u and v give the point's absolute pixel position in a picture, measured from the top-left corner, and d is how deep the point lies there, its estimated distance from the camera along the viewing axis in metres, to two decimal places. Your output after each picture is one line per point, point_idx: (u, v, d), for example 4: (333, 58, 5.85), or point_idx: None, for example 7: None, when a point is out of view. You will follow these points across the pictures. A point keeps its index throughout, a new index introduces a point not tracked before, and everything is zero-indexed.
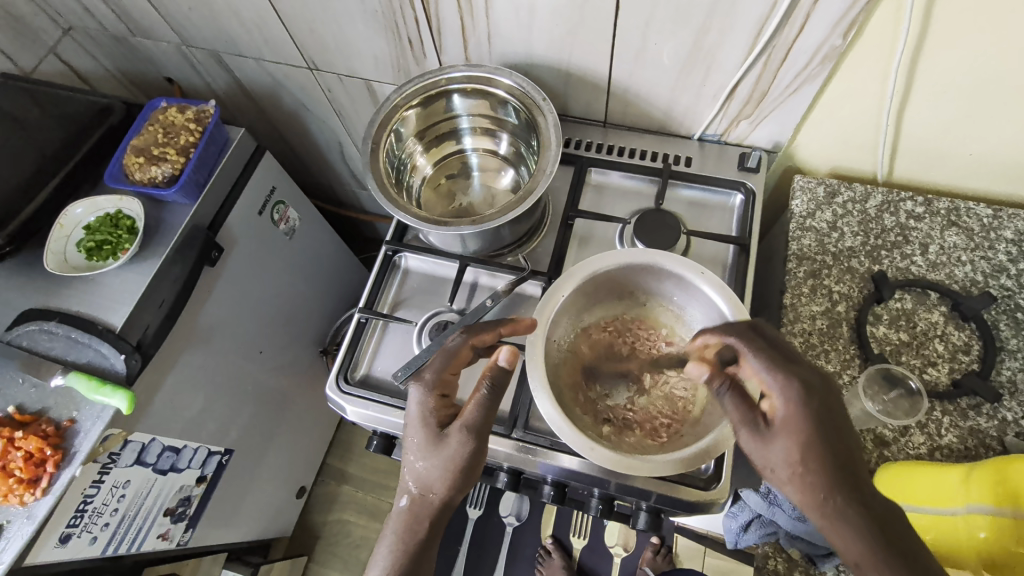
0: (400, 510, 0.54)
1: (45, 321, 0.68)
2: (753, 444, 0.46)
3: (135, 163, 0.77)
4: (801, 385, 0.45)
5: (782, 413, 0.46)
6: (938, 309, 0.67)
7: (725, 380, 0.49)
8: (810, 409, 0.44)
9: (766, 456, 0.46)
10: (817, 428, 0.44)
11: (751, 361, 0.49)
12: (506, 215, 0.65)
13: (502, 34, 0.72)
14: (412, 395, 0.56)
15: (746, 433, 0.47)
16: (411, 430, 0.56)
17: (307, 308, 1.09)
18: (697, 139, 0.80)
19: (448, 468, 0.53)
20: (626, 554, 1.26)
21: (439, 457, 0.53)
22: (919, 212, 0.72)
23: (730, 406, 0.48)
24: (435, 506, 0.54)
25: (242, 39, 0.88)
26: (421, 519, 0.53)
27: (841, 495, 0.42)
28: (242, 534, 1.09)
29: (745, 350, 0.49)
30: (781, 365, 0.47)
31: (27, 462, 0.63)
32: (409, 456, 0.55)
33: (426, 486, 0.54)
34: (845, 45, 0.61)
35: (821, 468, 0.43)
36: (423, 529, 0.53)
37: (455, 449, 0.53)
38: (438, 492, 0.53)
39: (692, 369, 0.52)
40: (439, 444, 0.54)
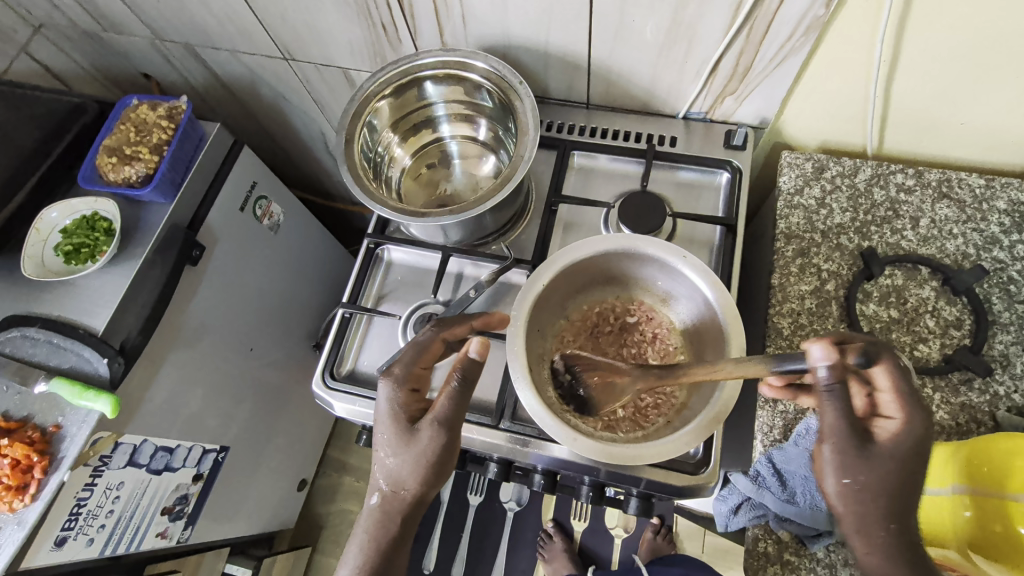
0: (371, 506, 0.55)
1: (27, 327, 0.68)
2: (844, 456, 0.43)
3: (108, 163, 0.76)
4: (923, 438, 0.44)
5: (893, 440, 0.44)
6: (929, 285, 0.66)
7: (846, 387, 0.44)
8: (918, 449, 0.44)
9: (858, 473, 0.43)
10: (911, 464, 0.43)
11: (882, 375, 0.45)
12: (485, 203, 0.63)
13: (476, 16, 0.70)
14: (382, 393, 0.56)
15: (853, 448, 0.43)
16: (381, 428, 0.55)
17: (297, 302, 1.08)
18: (682, 117, 0.78)
19: (418, 464, 0.53)
20: (627, 535, 1.27)
21: (409, 453, 0.53)
22: (910, 185, 0.70)
23: (837, 411, 0.44)
24: (405, 502, 0.54)
25: (214, 30, 0.86)
26: (392, 516, 0.54)
27: (892, 530, 0.42)
28: (245, 529, 1.10)
29: (886, 365, 0.45)
30: (914, 400, 0.44)
31: (14, 469, 0.63)
32: (379, 452, 0.55)
33: (396, 482, 0.54)
34: (828, 16, 0.59)
35: (893, 500, 0.43)
36: (394, 525, 0.54)
37: (425, 445, 0.53)
38: (409, 489, 0.54)
39: (816, 352, 0.43)
40: (410, 439, 0.54)
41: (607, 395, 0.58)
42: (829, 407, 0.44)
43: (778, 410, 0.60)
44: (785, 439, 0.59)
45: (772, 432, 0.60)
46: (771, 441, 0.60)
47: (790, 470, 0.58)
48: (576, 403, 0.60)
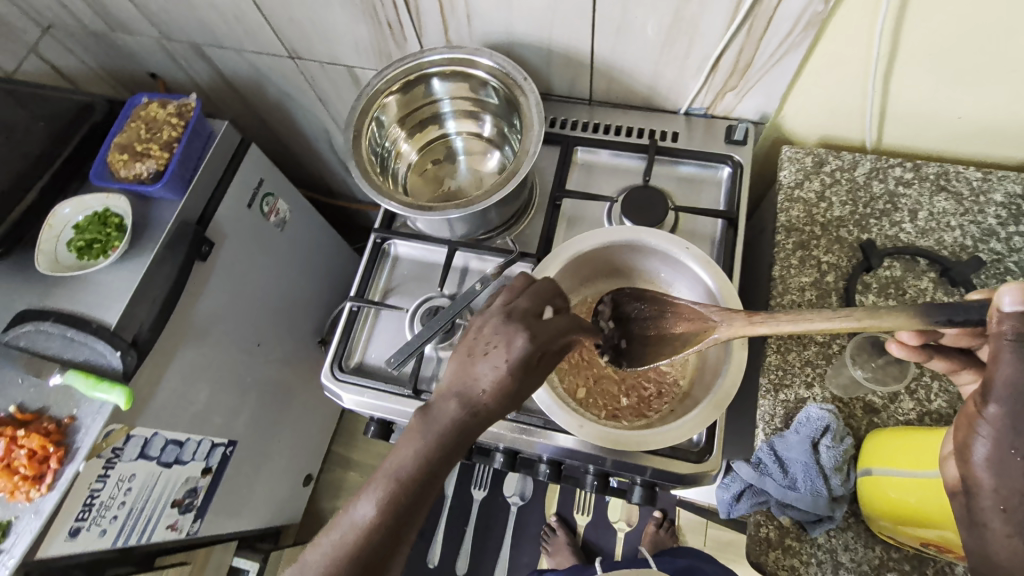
0: (430, 427, 0.45)
1: (40, 321, 0.69)
2: (1015, 419, 0.35)
3: (119, 160, 0.78)
4: None
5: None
6: (927, 276, 0.67)
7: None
8: None
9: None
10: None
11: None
12: (492, 197, 0.65)
13: (481, 14, 0.71)
14: (519, 338, 0.47)
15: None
16: (500, 355, 0.47)
17: (303, 298, 1.10)
18: (683, 113, 0.80)
19: (515, 403, 0.47)
20: (629, 529, 1.28)
21: (516, 393, 0.47)
22: (908, 178, 0.71)
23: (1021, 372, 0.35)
24: (471, 436, 0.46)
25: (221, 30, 0.87)
26: (451, 450, 0.45)
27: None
28: (252, 524, 1.11)
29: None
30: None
31: (31, 460, 0.64)
32: (480, 373, 0.47)
33: (483, 411, 0.46)
34: (827, 11, 0.60)
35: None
36: (449, 461, 0.44)
37: (532, 388, 0.48)
38: (488, 419, 0.46)
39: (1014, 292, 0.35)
40: (523, 379, 0.47)
41: (648, 348, 0.59)
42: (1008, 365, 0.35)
43: (780, 399, 0.62)
44: (786, 427, 0.61)
45: (774, 422, 0.62)
46: (773, 430, 0.62)
47: (792, 455, 0.58)
48: (614, 353, 0.62)
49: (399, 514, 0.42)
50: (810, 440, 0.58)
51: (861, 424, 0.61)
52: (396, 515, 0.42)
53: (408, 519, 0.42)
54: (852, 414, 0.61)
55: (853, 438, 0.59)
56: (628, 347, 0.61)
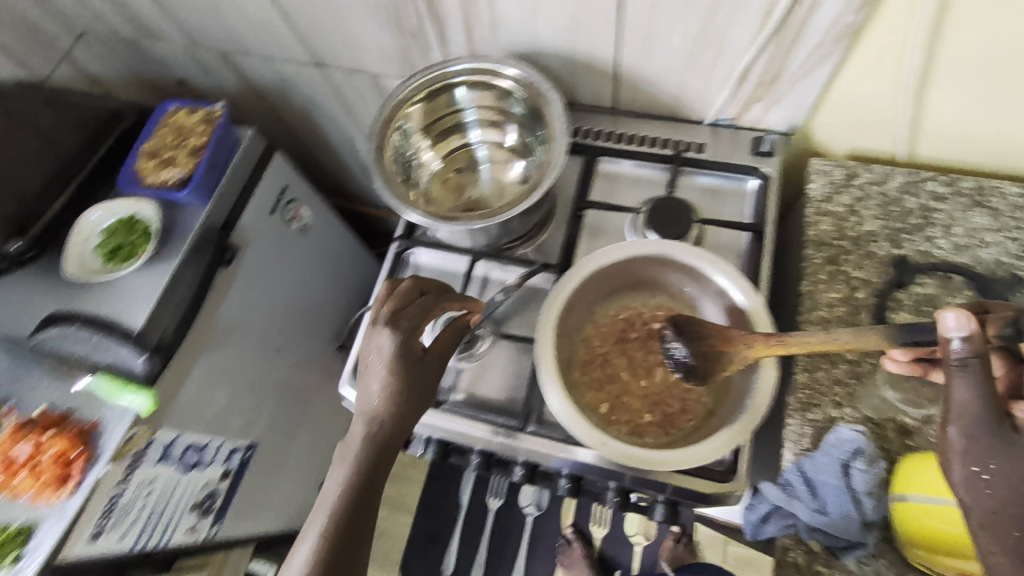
0: (351, 444, 0.55)
1: (66, 325, 0.70)
2: (972, 441, 0.40)
3: (148, 167, 0.80)
4: None
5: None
6: (963, 294, 0.64)
7: (987, 366, 0.39)
8: None
9: (994, 460, 0.40)
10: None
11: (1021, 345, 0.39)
12: (515, 209, 0.64)
13: (505, 23, 0.71)
14: (386, 339, 0.58)
15: (991, 436, 0.40)
16: (379, 370, 0.58)
17: (322, 304, 1.10)
18: (709, 124, 0.78)
19: (410, 395, 0.57)
20: (647, 543, 1.25)
21: (406, 387, 0.57)
22: (942, 193, 0.69)
23: (971, 393, 0.40)
24: (392, 435, 0.56)
25: (247, 38, 0.88)
26: (373, 460, 0.54)
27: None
28: (270, 528, 1.11)
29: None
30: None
31: (57, 462, 0.66)
32: (370, 383, 0.57)
33: (388, 410, 0.56)
34: (859, 23, 0.58)
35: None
36: (374, 466, 0.54)
37: (425, 380, 0.58)
38: (394, 425, 0.56)
39: (951, 321, 0.39)
40: (408, 372, 0.58)
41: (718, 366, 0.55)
42: (961, 387, 0.40)
43: (808, 418, 0.60)
44: (815, 447, 0.59)
45: (802, 441, 0.60)
46: (802, 450, 0.59)
47: (823, 478, 0.57)
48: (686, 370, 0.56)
49: (344, 528, 0.51)
50: (840, 463, 0.56)
51: (894, 447, 0.59)
52: (343, 522, 0.51)
53: (360, 512, 0.52)
54: (885, 436, 0.59)
55: (885, 461, 0.57)
56: (697, 364, 0.56)
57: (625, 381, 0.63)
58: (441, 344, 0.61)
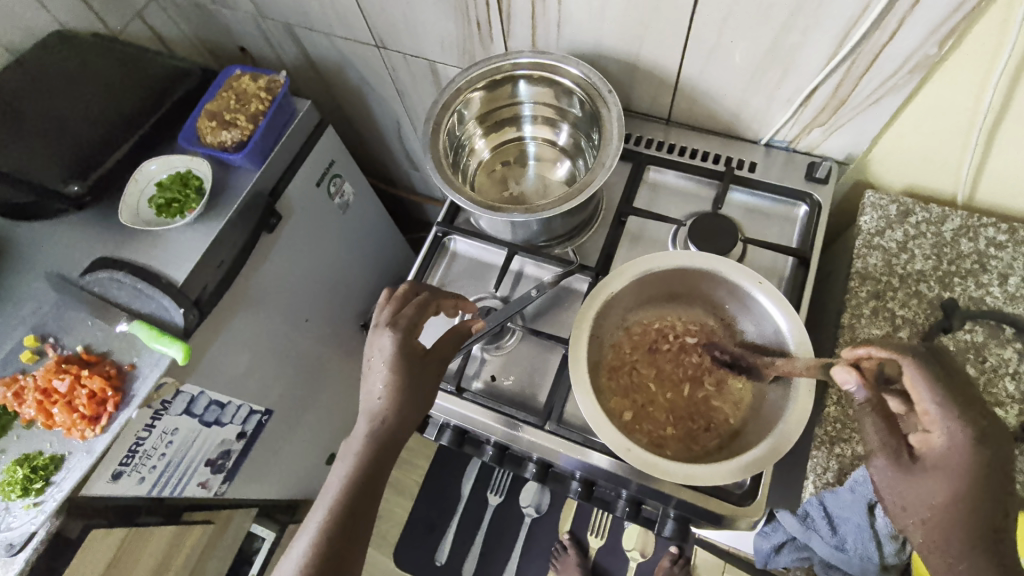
0: (351, 446, 0.54)
1: (115, 271, 0.73)
2: (888, 478, 0.44)
3: (208, 128, 0.81)
4: (977, 435, 0.40)
5: (941, 455, 0.42)
6: (1012, 346, 0.62)
7: (882, 410, 0.44)
8: (965, 464, 0.41)
9: (910, 493, 0.43)
10: (977, 475, 0.40)
11: (919, 388, 0.41)
12: (561, 207, 0.64)
13: (572, 22, 0.71)
14: (387, 338, 0.57)
15: (895, 466, 0.43)
16: (381, 366, 0.56)
17: (352, 282, 1.11)
18: (764, 144, 0.77)
19: (412, 395, 0.56)
20: (643, 560, 1.24)
21: (407, 386, 0.55)
22: (1001, 240, 0.67)
23: (875, 430, 0.44)
24: (393, 436, 0.54)
25: (314, 13, 0.90)
26: (375, 458, 0.53)
27: (965, 542, 0.41)
28: (275, 493, 1.13)
29: (917, 375, 0.41)
30: (959, 405, 0.41)
31: (90, 400, 0.68)
32: (373, 384, 0.56)
33: (388, 409, 0.54)
34: (940, 56, 0.57)
35: (966, 513, 0.41)
36: (377, 463, 0.53)
37: (426, 380, 0.57)
38: (394, 422, 0.54)
39: (841, 376, 0.45)
40: (409, 371, 0.56)
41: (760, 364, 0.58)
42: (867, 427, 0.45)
43: (834, 452, 0.56)
44: (840, 483, 0.55)
45: (825, 476, 0.55)
46: (824, 485, 0.55)
47: (844, 516, 0.57)
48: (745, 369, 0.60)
49: (345, 526, 0.50)
50: (866, 502, 0.55)
51: None
52: (343, 522, 0.50)
53: (358, 516, 0.51)
54: None
55: None
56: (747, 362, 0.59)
57: (652, 391, 0.62)
58: (440, 343, 0.60)
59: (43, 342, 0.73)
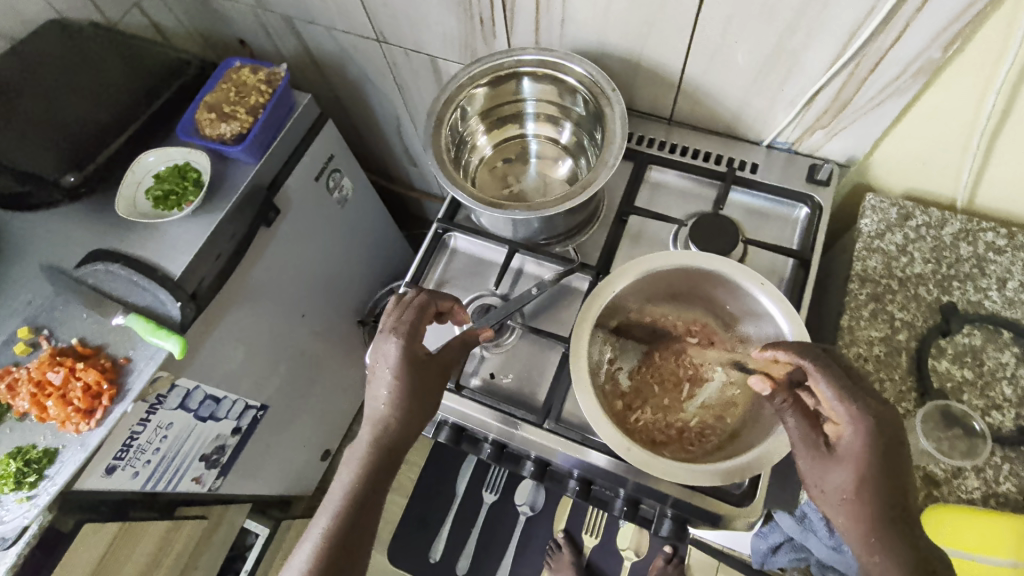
0: (355, 452, 0.54)
1: (110, 262, 0.72)
2: (807, 468, 0.47)
3: (206, 119, 0.80)
4: (876, 421, 0.43)
5: (846, 445, 0.44)
6: (1010, 350, 0.62)
7: (799, 406, 0.49)
8: (867, 451, 0.43)
9: (823, 480, 0.45)
10: (881, 459, 0.43)
11: (820, 382, 0.46)
12: (563, 205, 0.64)
13: (576, 19, 0.71)
14: (391, 345, 0.56)
15: (809, 455, 0.47)
16: (384, 374, 0.56)
17: (349, 277, 1.11)
18: (765, 145, 0.77)
19: (416, 403, 0.55)
20: (637, 559, 1.24)
21: (412, 393, 0.55)
22: (1000, 245, 0.67)
23: (793, 425, 0.48)
24: (396, 444, 0.54)
25: (316, 5, 0.89)
26: (378, 468, 0.53)
27: (878, 523, 0.43)
28: (269, 489, 1.12)
29: (815, 369, 0.46)
30: (855, 395, 0.44)
31: (85, 393, 0.67)
32: (377, 390, 0.56)
33: (392, 416, 0.54)
34: (943, 59, 0.57)
35: (875, 495, 0.43)
36: (380, 473, 0.53)
37: (430, 387, 0.56)
38: (397, 431, 0.54)
39: (755, 383, 0.52)
40: (412, 380, 0.55)
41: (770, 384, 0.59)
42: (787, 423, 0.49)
43: None
44: None
45: None
46: None
47: None
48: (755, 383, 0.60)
49: (347, 535, 0.50)
50: None
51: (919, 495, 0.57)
52: (345, 531, 0.50)
53: (360, 525, 0.51)
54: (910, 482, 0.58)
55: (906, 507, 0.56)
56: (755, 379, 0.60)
57: (653, 393, 0.63)
58: (444, 351, 0.59)
59: (36, 334, 0.72)
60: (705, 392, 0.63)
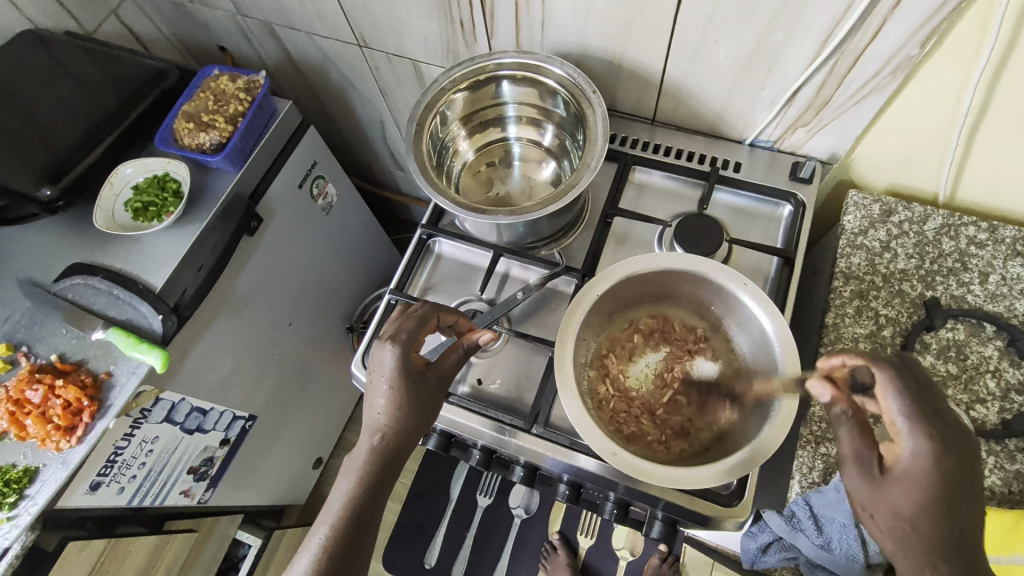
0: (353, 462, 0.53)
1: (90, 276, 0.71)
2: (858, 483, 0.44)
3: (184, 128, 0.79)
4: (945, 447, 0.40)
5: (904, 465, 0.41)
6: (993, 343, 0.63)
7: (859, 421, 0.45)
8: (930, 477, 0.40)
9: (876, 497, 0.43)
10: (941, 487, 0.40)
11: (886, 398, 0.42)
12: (545, 208, 0.64)
13: (556, 21, 0.71)
14: (388, 354, 0.56)
15: (862, 470, 0.44)
16: (382, 384, 0.55)
17: (336, 284, 1.10)
18: (748, 144, 0.77)
19: (414, 412, 0.55)
20: (632, 559, 1.24)
21: (409, 402, 0.54)
22: (981, 239, 0.68)
23: (851, 437, 0.45)
24: (395, 454, 0.53)
25: (295, 12, 0.88)
26: (377, 477, 0.52)
27: (937, 553, 0.39)
28: (260, 499, 1.11)
29: (885, 381, 0.42)
30: (925, 418, 0.41)
31: (65, 410, 0.66)
32: (374, 400, 0.55)
33: (390, 426, 0.53)
34: (920, 56, 0.58)
35: (930, 522, 0.40)
36: (379, 481, 0.52)
37: (428, 397, 0.56)
38: (396, 441, 0.53)
39: (816, 388, 0.48)
40: (410, 388, 0.55)
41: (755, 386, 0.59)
42: (845, 434, 0.46)
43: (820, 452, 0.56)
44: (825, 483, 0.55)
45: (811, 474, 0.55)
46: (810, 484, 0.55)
47: (830, 516, 0.56)
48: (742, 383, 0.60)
49: (345, 545, 0.49)
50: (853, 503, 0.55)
51: None
52: (344, 540, 0.49)
53: (359, 535, 0.50)
54: None
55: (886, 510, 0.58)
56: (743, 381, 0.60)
57: (637, 394, 0.62)
58: (444, 359, 0.58)
59: (15, 350, 0.71)
60: (690, 393, 0.63)
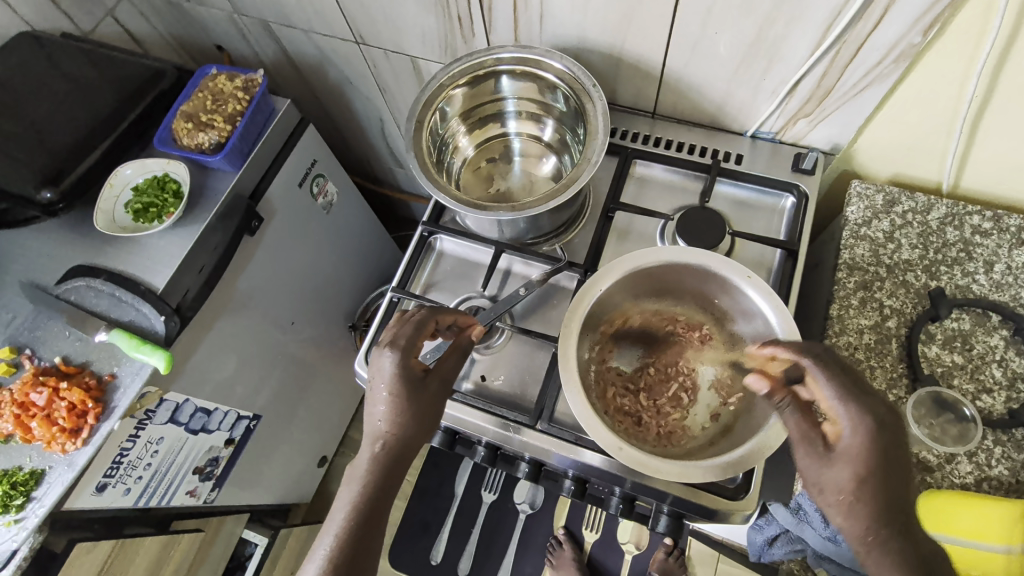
0: (356, 471, 0.53)
1: (92, 278, 0.71)
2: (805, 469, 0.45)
3: (183, 128, 0.79)
4: (877, 420, 0.42)
5: (845, 444, 0.43)
6: (998, 333, 0.62)
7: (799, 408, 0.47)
8: (869, 449, 0.42)
9: (820, 479, 0.44)
10: (880, 459, 0.42)
11: (819, 380, 0.45)
12: (547, 204, 0.63)
13: (554, 15, 0.70)
14: (388, 360, 0.55)
15: (806, 453, 0.45)
16: (382, 391, 0.54)
17: (338, 282, 1.10)
18: (750, 135, 0.77)
19: (415, 417, 0.54)
20: (638, 552, 1.24)
21: (411, 409, 0.54)
22: (986, 228, 0.67)
23: (791, 423, 0.47)
24: (397, 461, 0.53)
25: (292, 9, 0.88)
26: (380, 484, 0.52)
27: (878, 521, 0.41)
28: (265, 498, 1.12)
29: (816, 369, 0.45)
30: (855, 395, 0.43)
31: (70, 412, 0.66)
32: (374, 407, 0.55)
33: (391, 433, 0.53)
34: (924, 44, 0.57)
35: (875, 493, 0.41)
36: (383, 488, 0.52)
37: (429, 402, 0.55)
38: (398, 448, 0.53)
39: (753, 382, 0.50)
40: (410, 394, 0.54)
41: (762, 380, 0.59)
42: (785, 421, 0.47)
43: None
44: None
45: None
46: None
47: None
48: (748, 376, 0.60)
49: (351, 553, 0.49)
50: None
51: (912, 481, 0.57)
52: (350, 549, 0.49)
53: (365, 543, 0.50)
54: None
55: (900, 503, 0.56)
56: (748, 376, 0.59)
57: (641, 391, 0.62)
58: (443, 362, 0.58)
59: (18, 354, 0.71)
60: (694, 388, 0.63)
